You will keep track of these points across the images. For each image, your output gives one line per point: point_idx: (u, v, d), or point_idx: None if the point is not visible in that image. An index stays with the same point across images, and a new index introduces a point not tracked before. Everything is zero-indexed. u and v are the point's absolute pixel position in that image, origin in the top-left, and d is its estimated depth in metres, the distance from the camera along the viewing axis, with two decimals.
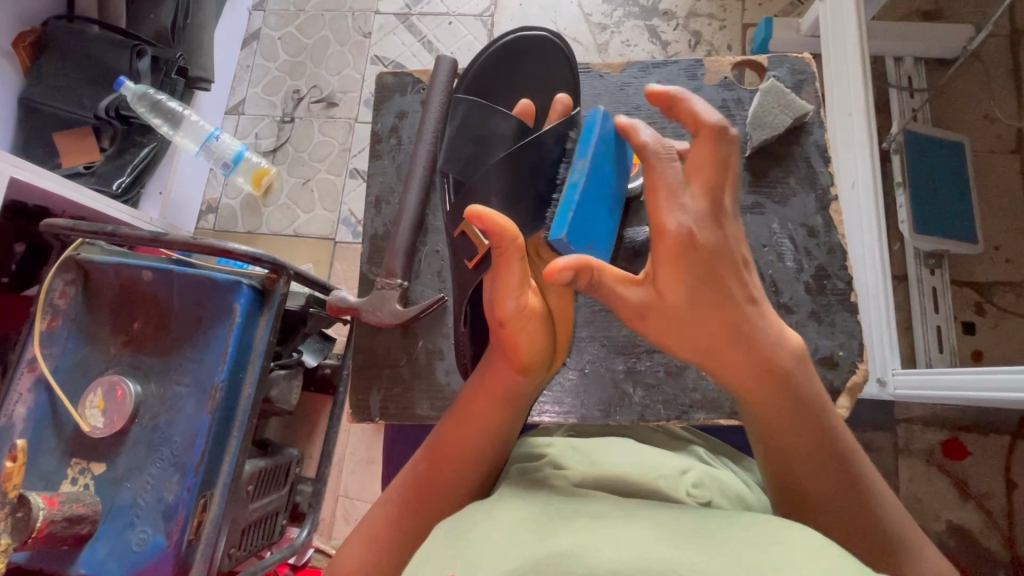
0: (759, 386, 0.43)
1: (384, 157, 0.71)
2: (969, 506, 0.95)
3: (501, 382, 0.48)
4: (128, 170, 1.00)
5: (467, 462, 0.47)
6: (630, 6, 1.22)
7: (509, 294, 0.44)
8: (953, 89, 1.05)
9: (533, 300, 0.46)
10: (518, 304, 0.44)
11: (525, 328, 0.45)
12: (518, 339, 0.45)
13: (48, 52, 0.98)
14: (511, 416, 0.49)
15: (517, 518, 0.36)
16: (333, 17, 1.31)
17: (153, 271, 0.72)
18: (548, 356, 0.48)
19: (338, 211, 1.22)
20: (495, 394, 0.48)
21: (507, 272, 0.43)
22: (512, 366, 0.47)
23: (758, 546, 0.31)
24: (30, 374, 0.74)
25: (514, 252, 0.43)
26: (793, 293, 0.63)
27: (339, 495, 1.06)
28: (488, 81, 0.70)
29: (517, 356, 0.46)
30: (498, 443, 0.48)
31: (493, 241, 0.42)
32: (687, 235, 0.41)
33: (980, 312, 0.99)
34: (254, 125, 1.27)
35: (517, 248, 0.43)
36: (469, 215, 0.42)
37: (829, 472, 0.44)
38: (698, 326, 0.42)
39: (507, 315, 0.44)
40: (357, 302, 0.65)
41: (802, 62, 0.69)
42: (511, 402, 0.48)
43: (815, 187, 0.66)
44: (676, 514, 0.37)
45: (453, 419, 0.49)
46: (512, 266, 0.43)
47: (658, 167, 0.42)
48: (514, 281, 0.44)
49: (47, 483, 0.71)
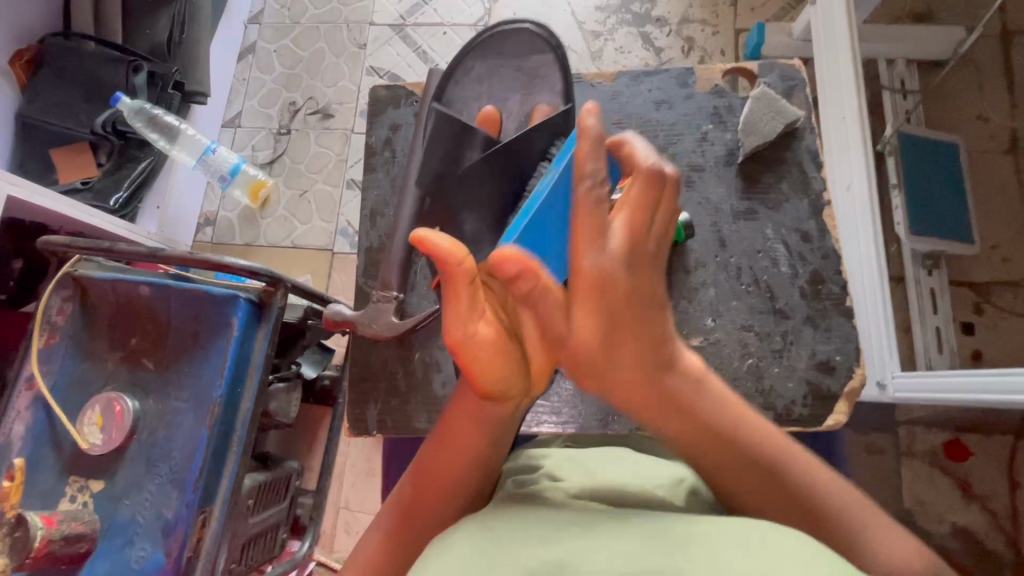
0: (662, 413, 0.42)
1: (379, 170, 0.71)
2: (974, 508, 0.95)
3: (468, 411, 0.45)
4: (126, 185, 1.00)
5: (459, 489, 0.47)
6: (623, 14, 1.23)
7: (458, 322, 0.38)
8: (946, 90, 1.06)
9: (499, 327, 0.41)
10: (468, 332, 0.39)
11: (485, 360, 0.40)
12: (474, 370, 0.40)
13: (44, 68, 0.98)
14: (493, 441, 0.47)
15: (512, 530, 0.36)
16: (328, 29, 1.32)
17: (150, 286, 0.72)
18: (525, 384, 0.44)
19: (335, 222, 1.22)
20: (469, 420, 0.46)
21: (456, 299, 0.38)
22: (477, 395, 0.43)
23: (752, 551, 0.31)
24: (28, 391, 0.74)
25: (463, 275, 0.38)
26: (789, 298, 0.63)
27: (340, 507, 1.05)
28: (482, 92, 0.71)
29: (480, 383, 0.42)
30: (486, 467, 0.47)
31: (438, 263, 0.38)
32: (603, 272, 0.37)
33: (978, 312, 0.98)
34: (251, 138, 1.28)
35: (465, 271, 0.37)
36: (411, 241, 0.38)
37: (752, 479, 0.43)
38: (621, 361, 0.39)
39: (457, 341, 0.39)
40: (353, 316, 0.65)
41: (792, 68, 0.70)
42: (487, 428, 0.46)
43: (808, 192, 0.66)
44: (672, 522, 0.36)
45: (433, 440, 0.48)
46: (463, 291, 0.38)
47: (584, 203, 0.37)
48: (464, 308, 0.38)
49: (46, 501, 0.71)
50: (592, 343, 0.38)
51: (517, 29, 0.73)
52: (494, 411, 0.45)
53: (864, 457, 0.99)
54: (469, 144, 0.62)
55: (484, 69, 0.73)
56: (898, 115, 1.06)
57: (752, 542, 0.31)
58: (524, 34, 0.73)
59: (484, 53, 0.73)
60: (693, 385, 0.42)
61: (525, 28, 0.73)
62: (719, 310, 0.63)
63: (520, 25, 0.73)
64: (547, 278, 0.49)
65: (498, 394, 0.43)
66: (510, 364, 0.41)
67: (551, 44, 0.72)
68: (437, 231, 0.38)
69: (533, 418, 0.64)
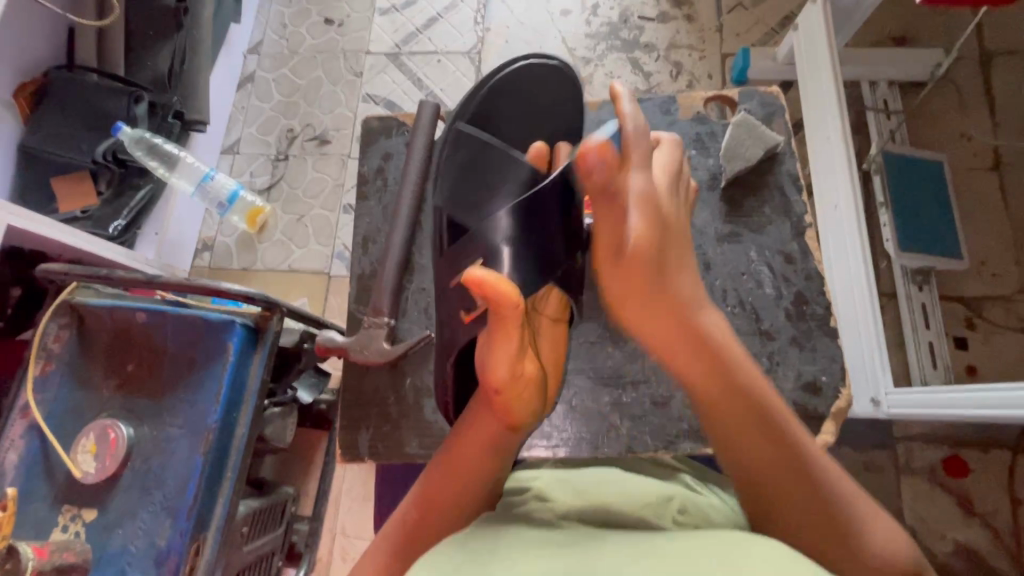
0: (699, 363, 0.48)
1: (371, 199, 0.73)
2: (975, 526, 0.94)
3: (488, 433, 0.50)
4: (125, 213, 1.03)
5: (461, 502, 0.48)
6: (612, 40, 1.26)
7: (503, 361, 0.48)
8: (928, 110, 1.09)
9: (529, 368, 0.50)
10: (513, 371, 0.48)
11: (520, 394, 0.49)
12: (512, 402, 0.49)
13: (50, 101, 1.00)
14: (500, 467, 0.50)
15: (496, 547, 0.36)
16: (325, 58, 1.35)
17: (147, 313, 0.73)
18: (541, 411, 0.52)
19: (332, 245, 1.23)
20: (481, 445, 0.50)
21: (505, 341, 0.48)
22: (504, 423, 0.50)
23: (735, 560, 0.31)
24: (23, 420, 0.73)
25: (512, 319, 0.48)
26: (774, 319, 0.64)
27: (337, 533, 1.04)
28: (490, 113, 0.71)
29: (513, 414, 0.49)
30: (486, 494, 0.49)
31: (494, 307, 0.48)
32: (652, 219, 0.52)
33: (970, 327, 0.99)
34: (249, 164, 1.30)
35: (517, 315, 0.48)
36: (471, 282, 0.47)
37: (769, 449, 0.46)
38: (660, 313, 0.50)
39: (501, 381, 0.48)
40: (345, 341, 0.65)
41: (771, 95, 0.72)
42: (502, 452, 0.50)
43: (790, 215, 0.67)
44: (655, 536, 0.37)
45: (440, 459, 0.50)
46: (511, 332, 0.48)
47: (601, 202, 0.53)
48: (511, 347, 0.49)
49: (39, 531, 0.70)
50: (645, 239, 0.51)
51: (524, 67, 0.73)
52: (512, 440, 0.50)
53: (862, 476, 0.98)
54: (500, 187, 0.62)
55: (500, 104, 0.71)
56: (884, 134, 1.06)
57: (728, 548, 0.32)
58: (551, 73, 0.73)
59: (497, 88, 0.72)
60: (720, 342, 0.49)
61: (529, 64, 0.73)
62: None
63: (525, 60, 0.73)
64: (555, 320, 0.58)
65: (521, 424, 0.50)
66: (533, 395, 0.50)
67: (573, 78, 0.73)
68: (489, 273, 0.48)
69: (525, 442, 0.63)
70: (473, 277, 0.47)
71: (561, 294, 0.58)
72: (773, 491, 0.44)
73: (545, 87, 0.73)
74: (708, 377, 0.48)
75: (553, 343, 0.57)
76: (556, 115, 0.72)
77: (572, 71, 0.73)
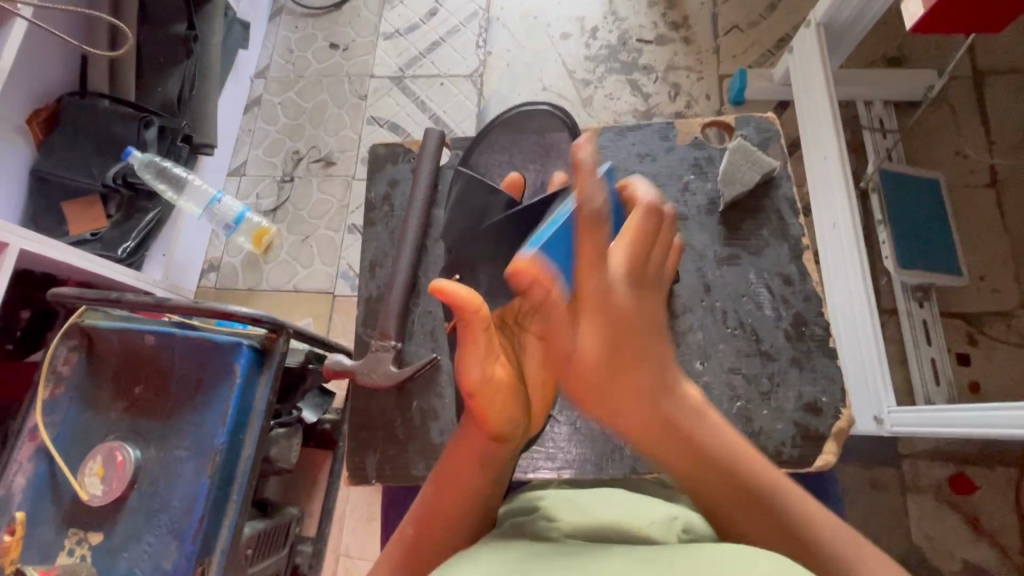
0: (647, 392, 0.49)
1: (377, 224, 0.74)
2: (983, 544, 0.93)
3: (473, 449, 0.49)
4: (134, 235, 1.04)
5: (460, 517, 0.48)
6: (611, 62, 1.29)
7: (475, 363, 0.45)
8: (923, 129, 1.11)
9: (501, 371, 0.47)
10: (484, 373, 0.46)
11: (492, 399, 0.47)
12: (487, 409, 0.47)
13: (62, 128, 1.02)
14: (492, 479, 0.50)
15: (500, 561, 0.37)
16: (331, 82, 1.38)
17: (155, 335, 0.74)
18: (524, 419, 0.50)
19: (337, 265, 1.25)
20: (469, 458, 0.49)
21: (473, 342, 0.45)
22: (483, 434, 0.48)
23: (738, 570, 0.31)
24: (30, 443, 0.74)
25: (478, 323, 0.45)
26: (774, 340, 0.65)
27: (341, 555, 1.03)
28: (488, 151, 0.74)
29: (490, 422, 0.48)
30: (483, 507, 0.49)
31: (455, 311, 0.45)
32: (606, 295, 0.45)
33: (973, 343, 0.99)
34: (255, 186, 1.32)
35: (480, 319, 0.45)
36: (433, 288, 0.45)
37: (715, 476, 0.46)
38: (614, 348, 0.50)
39: (475, 384, 0.46)
40: (353, 364, 0.66)
41: (767, 120, 0.74)
42: (489, 465, 0.50)
43: (787, 237, 0.68)
44: (659, 549, 0.37)
45: (434, 477, 0.51)
46: (478, 338, 0.45)
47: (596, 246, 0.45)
48: (480, 349, 0.46)
49: (44, 555, 0.70)
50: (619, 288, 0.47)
51: (538, 112, 0.75)
52: (500, 450, 0.49)
53: (868, 493, 0.97)
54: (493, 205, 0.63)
55: (507, 141, 0.74)
56: (879, 153, 1.08)
57: (728, 559, 0.33)
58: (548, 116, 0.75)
59: (508, 126, 0.74)
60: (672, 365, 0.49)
61: (543, 110, 0.75)
62: (707, 353, 0.65)
63: (542, 107, 0.75)
64: None
65: (504, 433, 0.48)
66: (517, 404, 0.49)
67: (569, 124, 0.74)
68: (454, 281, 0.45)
69: (529, 463, 0.64)
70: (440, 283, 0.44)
71: None
72: (738, 500, 0.46)
73: (540, 129, 0.74)
74: (660, 406, 0.48)
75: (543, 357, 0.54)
76: (556, 155, 0.73)
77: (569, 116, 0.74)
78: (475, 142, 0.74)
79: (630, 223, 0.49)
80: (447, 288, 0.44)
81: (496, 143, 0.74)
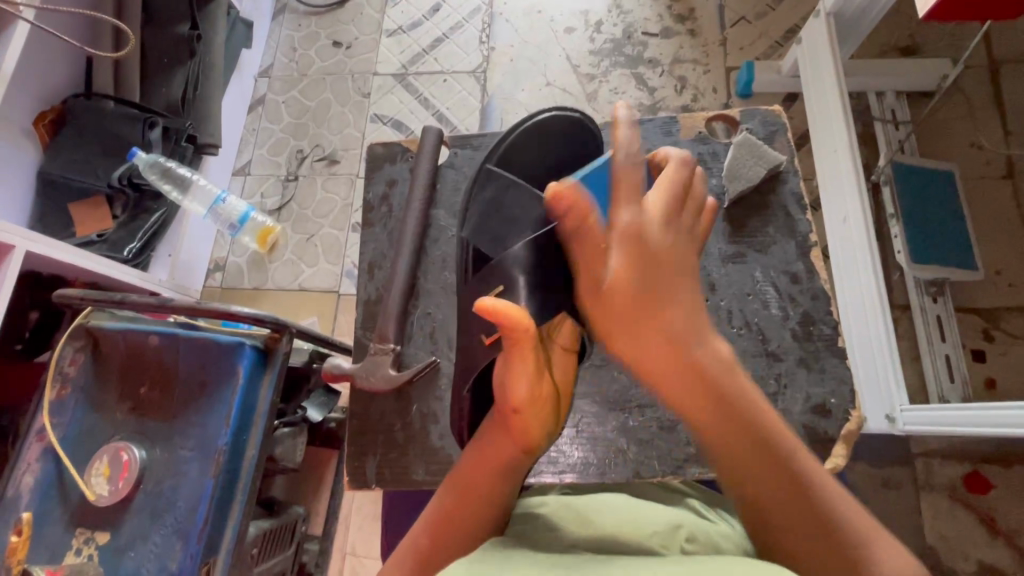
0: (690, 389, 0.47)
1: (376, 225, 0.74)
2: (999, 544, 0.91)
3: (500, 453, 0.51)
4: (139, 235, 1.04)
5: (476, 522, 0.48)
6: (616, 56, 1.27)
7: (521, 380, 0.49)
8: (937, 120, 1.08)
9: (544, 388, 0.51)
10: (530, 389, 0.50)
11: (534, 413, 0.50)
12: (526, 423, 0.50)
13: (68, 129, 1.03)
14: (513, 486, 0.51)
15: (500, 568, 0.36)
16: (334, 80, 1.38)
17: (159, 336, 0.74)
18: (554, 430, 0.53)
19: (341, 264, 1.25)
20: (494, 465, 0.50)
21: (520, 361, 0.49)
22: (519, 446, 0.51)
23: None
24: (38, 443, 0.74)
25: (528, 342, 0.49)
26: (780, 340, 0.63)
27: (346, 554, 1.03)
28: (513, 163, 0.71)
29: (528, 435, 0.50)
30: (496, 514, 0.49)
31: (507, 331, 0.49)
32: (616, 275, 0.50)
33: (988, 338, 0.97)
34: (260, 186, 1.32)
35: (529, 337, 0.49)
36: (481, 308, 0.48)
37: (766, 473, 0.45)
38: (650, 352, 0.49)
39: (521, 400, 0.49)
40: (351, 367, 0.66)
41: (773, 114, 0.72)
42: (514, 474, 0.51)
43: (794, 235, 0.67)
44: (662, 561, 0.36)
45: (450, 487, 0.51)
46: (524, 356, 0.49)
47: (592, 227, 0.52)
48: (527, 368, 0.49)
49: (52, 554, 0.71)
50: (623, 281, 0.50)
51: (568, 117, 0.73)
52: (526, 461, 0.51)
53: (881, 492, 0.96)
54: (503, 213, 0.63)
55: (531, 149, 0.72)
56: (891, 145, 1.05)
57: None
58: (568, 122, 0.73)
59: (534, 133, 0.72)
60: (717, 363, 0.48)
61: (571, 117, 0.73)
62: None
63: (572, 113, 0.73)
64: (567, 350, 0.56)
65: (536, 445, 0.51)
66: (547, 414, 0.51)
67: (592, 131, 0.73)
68: (500, 301, 0.49)
69: (531, 468, 0.63)
70: (487, 302, 0.48)
71: (571, 325, 0.57)
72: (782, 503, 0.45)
73: (563, 136, 0.73)
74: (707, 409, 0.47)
75: (566, 372, 0.55)
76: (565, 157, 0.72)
77: (591, 124, 0.73)
78: (501, 138, 0.72)
79: (619, 239, 0.51)
80: (496, 307, 0.48)
81: (521, 150, 0.71)
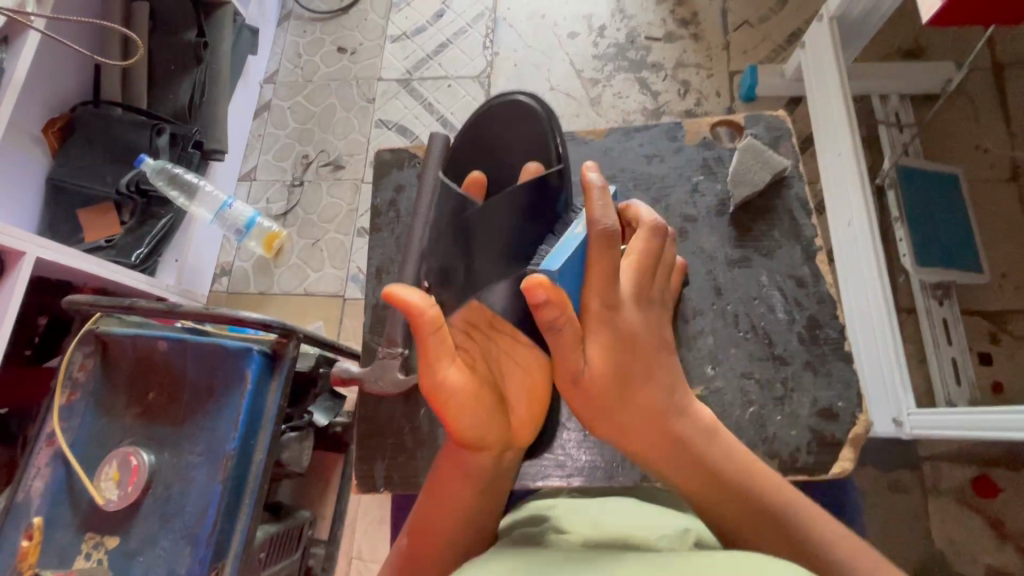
0: (668, 455, 0.47)
1: (384, 230, 0.74)
2: (1007, 549, 0.91)
3: (455, 462, 0.50)
4: (147, 241, 1.05)
5: (450, 534, 0.50)
6: (620, 61, 1.28)
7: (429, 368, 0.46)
8: (941, 123, 1.08)
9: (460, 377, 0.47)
10: (438, 377, 0.46)
11: (459, 410, 0.47)
12: (450, 416, 0.47)
13: (77, 137, 1.04)
14: (484, 496, 0.51)
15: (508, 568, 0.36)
16: (339, 86, 1.39)
17: (167, 341, 0.74)
18: (500, 434, 0.50)
19: (347, 268, 1.25)
20: (455, 471, 0.50)
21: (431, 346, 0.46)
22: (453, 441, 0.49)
23: None
24: (48, 448, 0.75)
25: (429, 329, 0.45)
26: (787, 344, 0.63)
27: (353, 557, 1.06)
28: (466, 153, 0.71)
29: (457, 429, 0.48)
30: (471, 527, 0.50)
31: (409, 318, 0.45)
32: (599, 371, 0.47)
33: (995, 341, 0.97)
34: (266, 191, 1.33)
35: (432, 321, 0.45)
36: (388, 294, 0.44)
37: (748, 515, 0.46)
38: (632, 413, 0.48)
39: (431, 388, 0.47)
40: (359, 372, 0.66)
41: (777, 119, 0.72)
42: (472, 474, 0.50)
43: (800, 239, 0.67)
44: (669, 557, 0.36)
45: (426, 491, 0.52)
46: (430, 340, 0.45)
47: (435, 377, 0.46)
48: (437, 351, 0.46)
49: (62, 559, 0.71)
50: (603, 373, 0.47)
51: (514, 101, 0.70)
52: (477, 458, 0.50)
53: (887, 496, 0.95)
54: None
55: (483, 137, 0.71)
56: (895, 148, 1.06)
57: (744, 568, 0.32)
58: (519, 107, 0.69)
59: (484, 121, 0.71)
60: (700, 434, 0.48)
61: (521, 98, 0.70)
62: (718, 357, 0.63)
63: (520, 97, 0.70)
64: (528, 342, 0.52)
65: (475, 442, 0.49)
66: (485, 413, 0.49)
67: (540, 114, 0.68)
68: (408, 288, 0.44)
69: (539, 472, 0.63)
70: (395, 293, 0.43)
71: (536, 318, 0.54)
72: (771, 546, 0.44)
73: (511, 124, 0.69)
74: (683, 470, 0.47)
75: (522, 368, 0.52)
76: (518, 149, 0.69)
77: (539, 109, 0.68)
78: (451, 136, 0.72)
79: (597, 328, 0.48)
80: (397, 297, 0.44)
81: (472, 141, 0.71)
